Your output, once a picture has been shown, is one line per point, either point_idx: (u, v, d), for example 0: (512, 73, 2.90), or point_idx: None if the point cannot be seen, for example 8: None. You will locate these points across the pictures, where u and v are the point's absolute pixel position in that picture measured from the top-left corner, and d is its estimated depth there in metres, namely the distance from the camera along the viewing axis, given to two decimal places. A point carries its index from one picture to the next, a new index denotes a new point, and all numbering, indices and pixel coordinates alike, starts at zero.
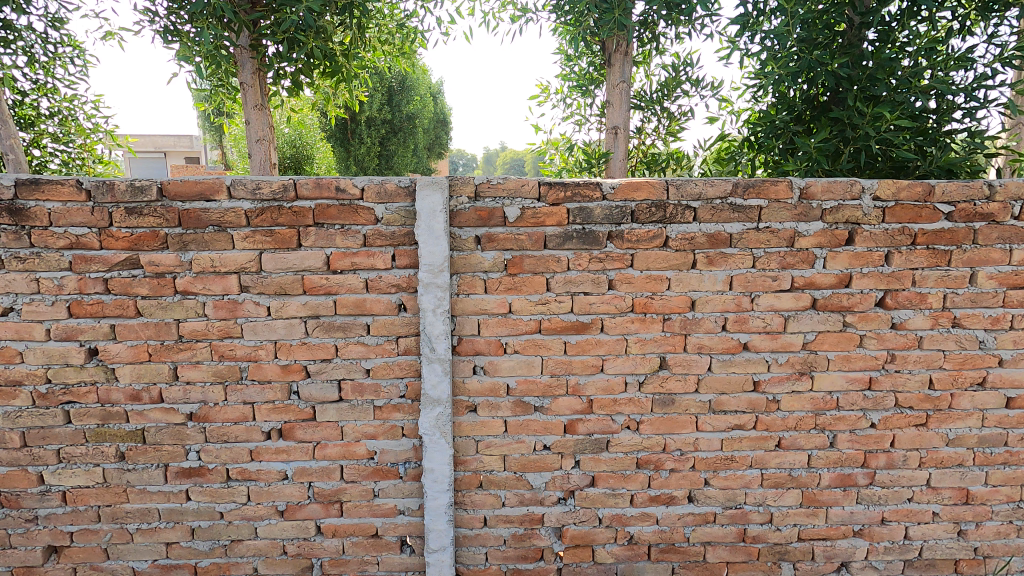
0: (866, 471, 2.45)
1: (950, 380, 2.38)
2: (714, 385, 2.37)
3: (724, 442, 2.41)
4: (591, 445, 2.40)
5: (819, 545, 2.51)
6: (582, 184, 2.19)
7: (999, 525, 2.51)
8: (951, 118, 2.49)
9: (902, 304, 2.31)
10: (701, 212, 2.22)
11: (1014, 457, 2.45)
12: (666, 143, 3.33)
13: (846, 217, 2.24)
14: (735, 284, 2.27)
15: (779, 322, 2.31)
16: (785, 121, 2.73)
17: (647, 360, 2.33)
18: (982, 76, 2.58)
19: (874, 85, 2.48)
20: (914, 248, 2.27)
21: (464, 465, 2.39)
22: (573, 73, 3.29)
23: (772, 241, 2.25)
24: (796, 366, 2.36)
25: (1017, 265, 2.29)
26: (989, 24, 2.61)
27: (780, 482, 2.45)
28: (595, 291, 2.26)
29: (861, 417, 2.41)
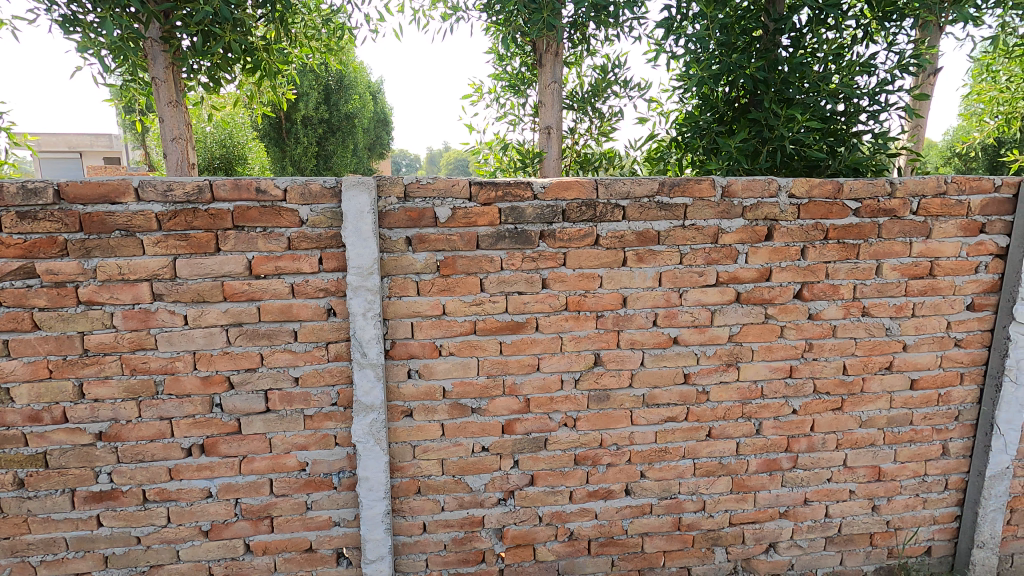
0: (789, 455, 2.58)
1: (862, 366, 2.54)
2: (646, 380, 2.42)
3: (658, 434, 2.47)
4: (530, 444, 2.40)
5: (748, 529, 2.62)
6: (513, 183, 2.19)
7: (907, 499, 2.71)
8: (857, 120, 2.65)
9: (818, 295, 2.44)
10: (629, 211, 2.27)
11: (918, 435, 2.65)
12: (598, 143, 3.39)
13: (764, 214, 2.35)
14: (664, 280, 2.34)
15: (706, 316, 2.40)
16: (708, 122, 2.84)
17: (582, 357, 2.36)
18: (883, 81, 2.78)
19: (788, 88, 2.61)
20: (826, 243, 2.40)
21: (401, 471, 2.34)
22: (505, 73, 3.27)
23: (698, 238, 2.33)
24: (723, 358, 2.45)
25: (917, 256, 2.47)
26: (888, 33, 2.82)
27: (711, 470, 2.54)
28: (529, 290, 2.27)
29: (784, 404, 2.53)
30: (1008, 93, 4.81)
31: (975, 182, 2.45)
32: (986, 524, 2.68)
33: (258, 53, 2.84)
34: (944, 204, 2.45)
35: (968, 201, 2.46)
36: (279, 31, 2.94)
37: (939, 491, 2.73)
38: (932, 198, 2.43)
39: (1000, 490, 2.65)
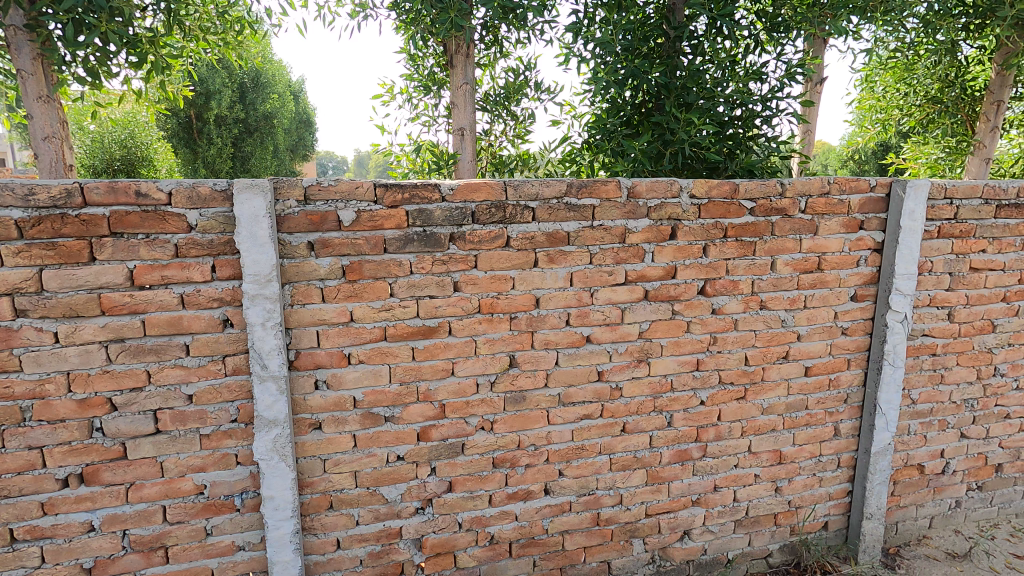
0: (699, 445, 2.69)
1: (761, 356, 2.69)
2: (561, 379, 2.45)
3: (575, 432, 2.51)
4: (447, 450, 2.36)
5: (664, 518, 2.71)
6: (420, 185, 2.14)
7: (806, 478, 2.90)
8: (751, 125, 2.82)
9: (720, 291, 2.56)
10: (539, 213, 2.28)
11: (813, 418, 2.84)
12: (514, 145, 3.41)
13: (668, 214, 2.43)
14: (575, 280, 2.37)
15: (617, 314, 2.45)
16: (615, 125, 2.93)
17: (497, 359, 2.35)
18: (773, 89, 2.98)
19: (687, 93, 2.74)
20: (726, 241, 2.53)
21: (311, 488, 2.23)
22: (418, 74, 3.22)
23: (606, 238, 2.38)
24: (634, 354, 2.52)
25: (807, 252, 2.65)
26: (778, 44, 3.01)
27: (627, 464, 2.61)
28: (440, 294, 2.23)
29: (692, 396, 2.64)
30: (884, 101, 5.35)
31: (854, 182, 2.66)
32: (873, 497, 2.92)
33: (144, 45, 2.65)
34: (829, 203, 2.64)
35: (848, 200, 2.67)
36: (168, 23, 2.76)
37: (833, 469, 2.94)
38: (818, 198, 2.62)
39: (883, 464, 2.91)
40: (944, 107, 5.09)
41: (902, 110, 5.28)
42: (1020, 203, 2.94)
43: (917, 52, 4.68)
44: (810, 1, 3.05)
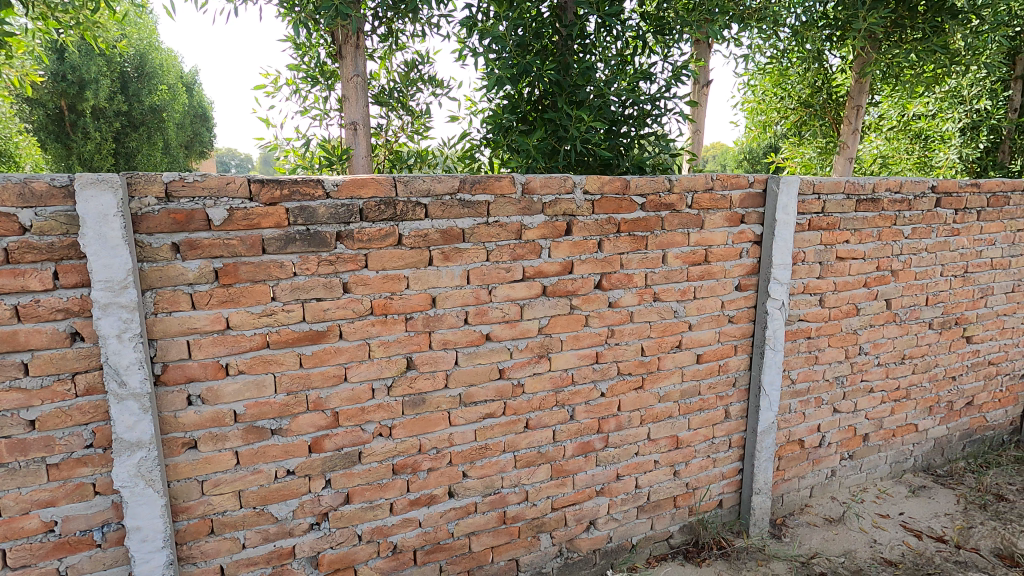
0: (601, 436, 2.75)
1: (657, 346, 2.79)
2: (462, 379, 2.40)
3: (477, 432, 2.47)
4: (342, 461, 2.24)
5: (569, 511, 2.74)
6: (301, 181, 2.01)
7: (701, 460, 3.05)
8: (644, 124, 2.95)
9: (615, 284, 2.63)
10: (432, 209, 2.22)
11: (706, 403, 2.99)
12: (412, 141, 3.32)
13: (562, 210, 2.45)
14: (472, 277, 2.33)
15: (516, 310, 2.44)
16: (510, 121, 2.94)
17: (394, 362, 2.26)
18: (661, 89, 3.11)
19: (579, 91, 2.80)
20: (619, 235, 2.59)
21: (187, 513, 2.03)
22: (306, 65, 3.05)
23: (502, 235, 2.36)
24: (534, 350, 2.52)
25: (694, 245, 2.78)
26: (665, 45, 3.13)
27: (531, 460, 2.61)
28: (328, 296, 2.11)
29: (593, 389, 2.68)
30: (763, 104, 5.80)
31: (735, 179, 2.82)
32: (760, 472, 3.13)
33: None
34: (712, 199, 2.78)
35: (730, 195, 2.83)
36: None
37: (725, 450, 3.12)
38: (703, 193, 2.75)
39: (768, 442, 3.12)
40: (813, 110, 5.55)
41: (779, 113, 5.76)
42: (875, 198, 3.26)
43: (790, 60, 5.10)
44: (692, 5, 3.20)
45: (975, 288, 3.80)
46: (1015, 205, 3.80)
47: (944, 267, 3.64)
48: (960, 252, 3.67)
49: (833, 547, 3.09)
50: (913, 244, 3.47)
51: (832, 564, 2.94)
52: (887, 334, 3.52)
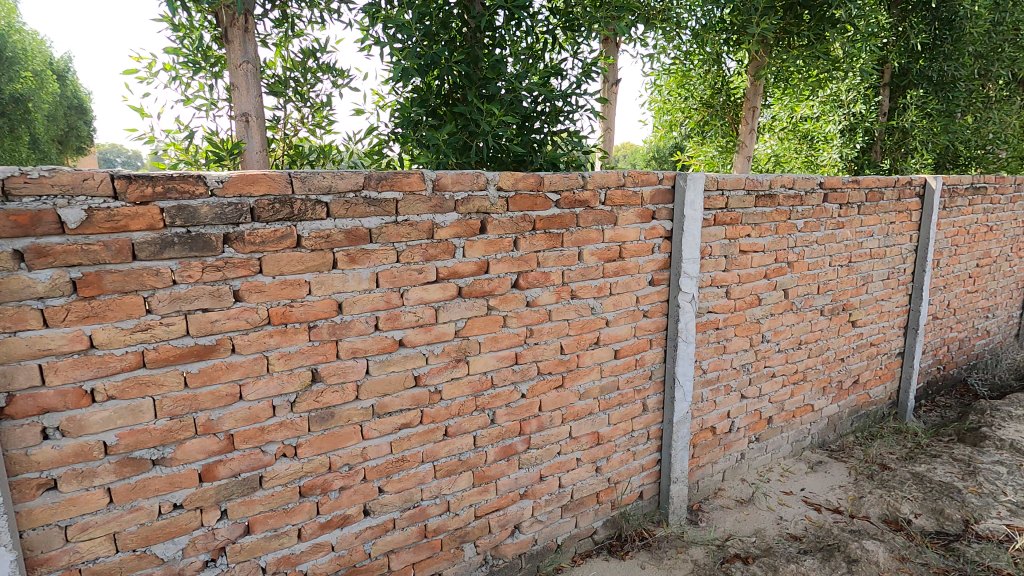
0: (523, 438, 2.69)
1: (575, 344, 2.78)
2: (374, 389, 2.24)
3: (393, 444, 2.33)
4: (240, 488, 2.02)
5: (493, 517, 2.66)
6: (178, 177, 1.78)
7: (622, 454, 3.08)
8: (556, 121, 2.95)
9: (532, 283, 2.58)
10: (334, 208, 2.05)
11: (624, 397, 3.02)
12: (315, 136, 3.11)
13: (476, 207, 2.36)
14: (381, 280, 2.18)
15: (430, 314, 2.32)
16: (419, 115, 2.86)
17: (296, 375, 2.06)
18: (572, 85, 3.11)
19: (489, 84, 2.75)
20: (535, 233, 2.54)
21: (47, 565, 1.74)
22: (187, 49, 2.75)
23: (413, 234, 2.23)
24: (451, 355, 2.41)
25: (609, 242, 2.80)
26: (575, 42, 3.13)
27: (452, 469, 2.50)
28: (216, 306, 1.88)
29: (513, 390, 2.62)
30: (668, 104, 6.00)
31: (645, 175, 2.86)
32: (677, 461, 3.22)
33: None
34: (625, 195, 2.81)
35: (641, 192, 2.87)
36: None
37: (644, 442, 3.17)
38: (615, 190, 2.77)
39: (684, 431, 3.22)
40: (714, 111, 5.93)
41: (684, 113, 6.02)
42: (772, 193, 3.45)
43: (693, 61, 5.38)
44: (599, 2, 3.24)
45: (858, 276, 4.15)
46: (888, 200, 4.19)
47: (832, 258, 3.93)
48: (844, 243, 3.99)
49: (745, 527, 3.24)
50: (806, 236, 3.71)
51: (745, 544, 3.07)
52: (785, 321, 3.75)
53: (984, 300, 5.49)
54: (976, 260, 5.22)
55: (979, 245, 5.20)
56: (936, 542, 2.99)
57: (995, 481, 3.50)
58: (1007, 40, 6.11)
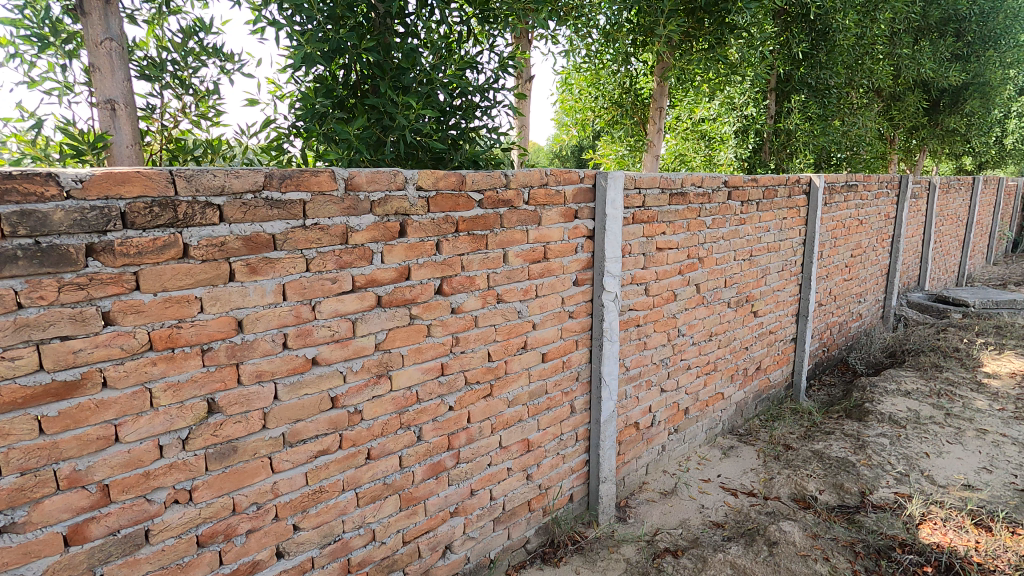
0: (451, 453, 2.53)
1: (503, 350, 2.66)
2: (284, 415, 1.98)
3: (309, 475, 2.07)
4: (120, 547, 1.69)
5: (422, 541, 2.48)
6: (20, 175, 1.43)
7: (552, 459, 3.02)
8: (474, 117, 2.99)
9: (457, 289, 2.42)
10: (229, 211, 1.77)
11: (553, 401, 2.96)
12: (200, 129, 2.74)
13: (394, 208, 2.16)
14: (289, 292, 1.92)
15: (347, 327, 2.09)
16: (324, 106, 2.77)
17: (189, 408, 1.76)
18: (490, 80, 3.02)
19: (404, 75, 2.75)
20: (458, 235, 2.39)
21: None
22: (31, 22, 2.29)
23: (324, 239, 1.99)
24: (372, 370, 2.19)
25: (534, 242, 2.71)
26: (488, 36, 3.07)
27: (376, 494, 2.29)
28: (80, 332, 1.54)
29: (440, 404, 2.45)
30: (580, 103, 6.20)
31: (567, 174, 2.80)
32: (605, 460, 3.22)
33: None
34: (547, 194, 2.73)
35: (563, 191, 2.81)
36: None
37: (573, 444, 3.14)
38: (538, 189, 2.68)
39: (610, 429, 3.22)
40: (624, 110, 6.13)
41: (594, 112, 6.20)
42: (683, 192, 3.54)
43: (600, 61, 5.52)
44: None
45: (758, 269, 4.41)
46: (781, 197, 4.48)
47: (736, 253, 4.14)
48: (746, 238, 4.21)
49: (671, 519, 3.32)
50: (713, 233, 3.87)
51: (673, 537, 3.13)
52: (698, 315, 3.88)
53: (858, 287, 6.10)
54: (851, 251, 5.78)
55: (853, 238, 5.76)
56: (840, 516, 3.23)
57: (881, 453, 3.86)
58: (867, 53, 6.83)
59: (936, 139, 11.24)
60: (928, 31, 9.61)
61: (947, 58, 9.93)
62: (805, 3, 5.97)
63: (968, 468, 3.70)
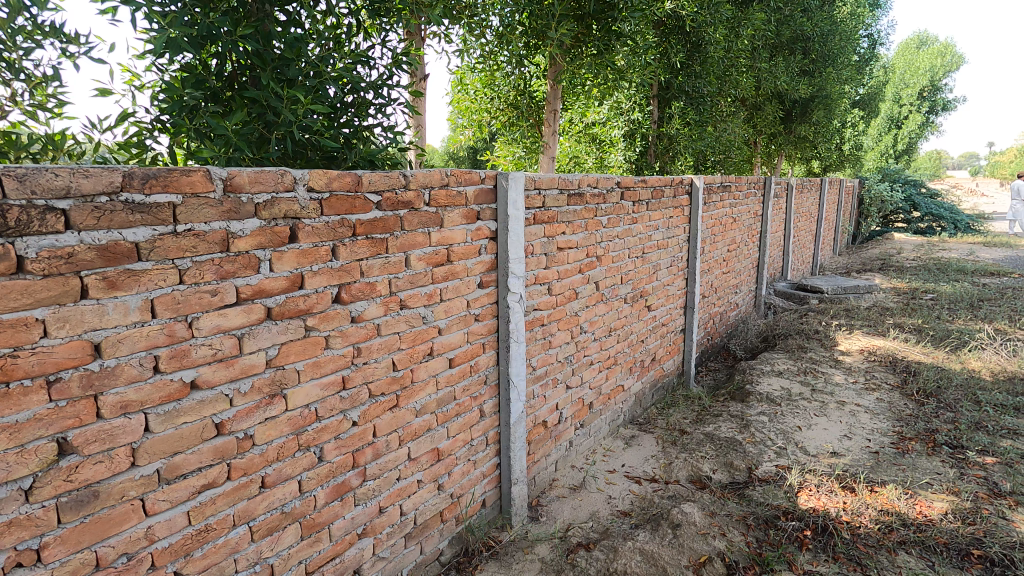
0: (357, 471, 2.38)
1: (408, 358, 2.55)
2: (159, 449, 1.73)
3: (192, 513, 1.83)
4: None
5: (328, 569, 2.30)
6: None
7: (463, 466, 2.95)
8: (367, 115, 2.93)
9: (357, 296, 2.28)
10: (78, 217, 1.51)
11: (461, 407, 2.89)
12: (37, 121, 2.35)
13: (282, 212, 1.98)
14: (159, 309, 1.68)
15: (232, 344, 1.88)
16: (194, 99, 2.55)
17: (33, 453, 1.47)
18: (383, 76, 2.91)
19: (287, 68, 2.62)
20: (356, 239, 2.24)
21: None
22: None
23: (200, 247, 1.76)
24: (264, 391, 1.99)
25: (437, 245, 2.62)
26: (380, 30, 3.03)
27: (273, 526, 2.08)
28: None
29: (343, 420, 2.29)
30: (476, 103, 6.27)
31: (468, 175, 2.75)
32: (516, 462, 3.21)
33: None
34: (449, 195, 2.65)
35: (465, 191, 2.75)
36: None
37: (484, 449, 3.09)
38: (439, 190, 2.60)
39: (520, 430, 3.22)
40: (519, 112, 6.24)
41: (490, 113, 6.31)
42: (581, 192, 3.63)
43: (494, 63, 5.59)
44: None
45: (650, 265, 4.65)
46: (668, 197, 4.76)
47: (630, 250, 4.33)
48: (638, 237, 4.42)
49: (581, 513, 3.39)
50: (609, 232, 4.01)
51: (585, 530, 3.20)
52: (598, 312, 4.01)
53: (734, 278, 6.67)
54: (727, 246, 6.30)
55: (729, 234, 6.28)
56: (732, 492, 3.50)
57: (762, 430, 4.24)
58: (734, 65, 7.49)
59: (791, 146, 12.65)
60: (781, 49, 10.77)
61: (797, 73, 11.21)
62: (680, 16, 6.38)
63: (833, 437, 4.17)
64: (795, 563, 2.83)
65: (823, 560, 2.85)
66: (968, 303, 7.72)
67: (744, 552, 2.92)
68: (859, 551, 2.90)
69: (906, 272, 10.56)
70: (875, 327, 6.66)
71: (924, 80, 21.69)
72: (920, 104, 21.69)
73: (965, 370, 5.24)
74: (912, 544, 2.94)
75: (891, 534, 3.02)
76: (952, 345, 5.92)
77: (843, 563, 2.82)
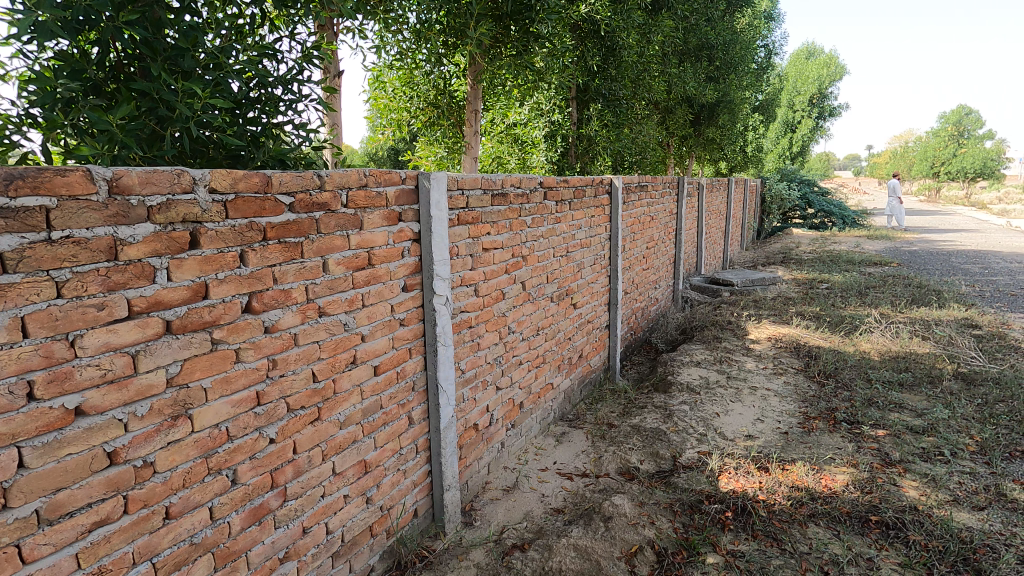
0: (276, 492, 2.23)
1: (329, 368, 2.42)
2: (36, 485, 1.51)
3: (84, 554, 1.63)
4: None
5: None
6: None
7: (391, 476, 2.85)
8: (276, 112, 2.79)
9: (270, 305, 2.13)
10: None
11: (388, 416, 2.79)
12: None
13: (180, 215, 1.81)
14: (32, 327, 1.48)
15: (124, 362, 1.68)
16: (70, 91, 2.31)
17: None
18: (292, 71, 2.77)
19: (182, 58, 2.44)
20: (266, 244, 2.09)
21: None
22: None
23: (82, 256, 1.57)
24: (165, 412, 1.81)
25: (357, 249, 2.51)
26: (288, 22, 2.90)
27: (181, 559, 1.90)
28: None
29: (259, 438, 2.13)
30: (394, 102, 6.17)
31: (387, 175, 2.65)
32: (448, 467, 3.15)
33: None
34: (368, 196, 2.54)
35: (385, 192, 2.65)
36: None
37: (413, 457, 3.00)
38: (357, 190, 2.49)
39: (450, 436, 3.15)
40: (440, 111, 6.24)
41: (409, 112, 6.22)
42: (504, 192, 3.61)
43: (412, 60, 5.53)
44: None
45: (574, 264, 4.73)
46: (589, 196, 4.86)
47: (555, 250, 4.38)
48: (562, 236, 4.47)
49: (515, 514, 3.38)
50: (534, 231, 4.04)
51: (519, 531, 3.19)
52: (525, 312, 4.01)
53: (653, 275, 6.94)
54: (646, 244, 6.54)
55: (647, 232, 6.53)
56: (659, 481, 3.63)
57: (684, 418, 4.44)
58: (646, 68, 7.80)
59: (700, 147, 13.40)
60: (689, 56, 11.39)
61: (703, 79, 11.89)
62: (595, 22, 6.55)
63: (747, 421, 4.43)
64: (718, 544, 2.97)
65: (743, 538, 3.01)
66: (857, 291, 8.50)
67: (672, 538, 3.03)
68: (774, 527, 3.08)
69: (805, 264, 11.45)
70: (780, 316, 7.17)
71: (814, 87, 23.62)
72: (810, 110, 23.70)
73: (857, 352, 5.75)
74: (819, 516, 3.17)
75: (802, 508, 3.24)
76: (845, 330, 6.49)
77: (761, 540, 3.00)
